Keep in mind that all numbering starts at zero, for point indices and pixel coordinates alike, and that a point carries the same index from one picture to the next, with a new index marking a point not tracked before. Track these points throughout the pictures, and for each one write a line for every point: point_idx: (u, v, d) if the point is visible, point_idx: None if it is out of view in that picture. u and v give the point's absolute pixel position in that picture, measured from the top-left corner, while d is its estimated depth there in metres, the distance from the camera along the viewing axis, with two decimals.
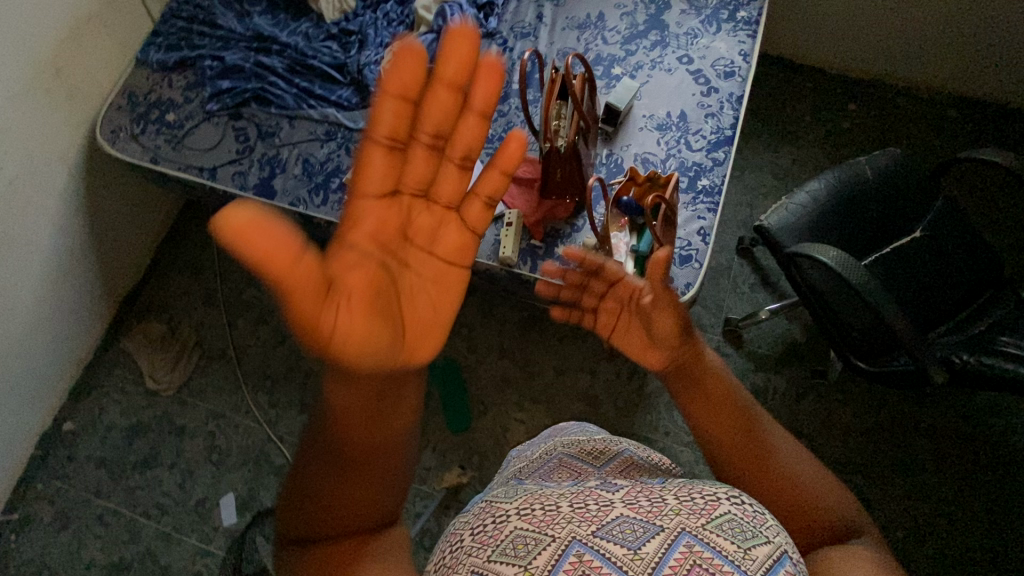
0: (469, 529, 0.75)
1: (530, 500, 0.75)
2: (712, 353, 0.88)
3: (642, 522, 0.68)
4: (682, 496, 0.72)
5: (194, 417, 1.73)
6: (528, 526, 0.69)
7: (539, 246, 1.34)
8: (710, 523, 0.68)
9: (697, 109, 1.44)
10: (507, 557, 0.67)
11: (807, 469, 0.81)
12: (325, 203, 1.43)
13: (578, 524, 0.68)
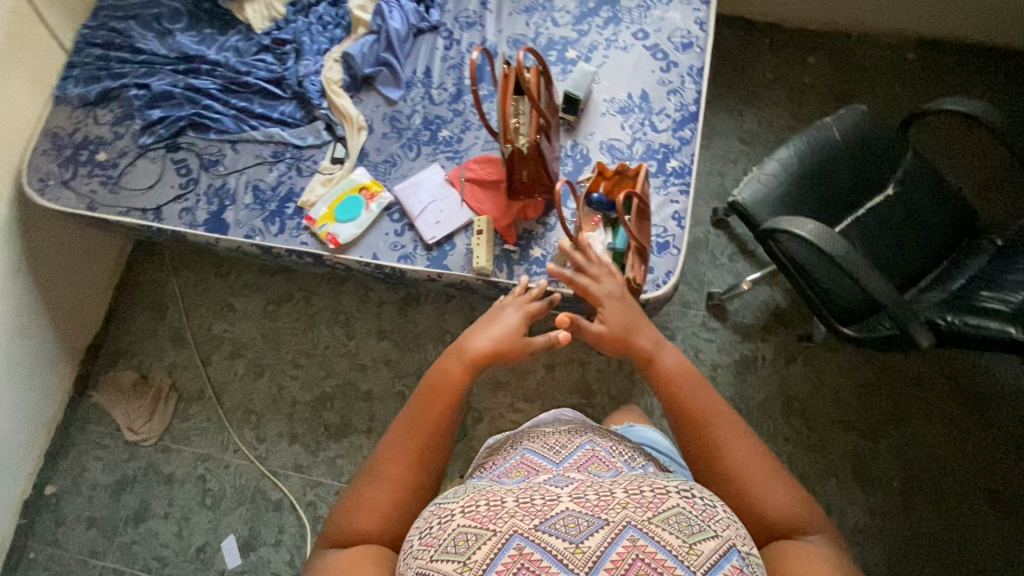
0: (417, 531, 0.73)
1: (476, 498, 0.72)
2: (676, 357, 0.89)
3: (588, 515, 0.65)
4: (630, 488, 0.69)
5: (181, 463, 1.67)
6: (471, 523, 0.67)
7: (513, 250, 1.29)
8: (656, 517, 0.65)
9: (659, 87, 1.39)
10: (449, 555, 0.65)
11: (767, 476, 0.75)
12: (282, 230, 1.35)
13: (521, 519, 0.66)
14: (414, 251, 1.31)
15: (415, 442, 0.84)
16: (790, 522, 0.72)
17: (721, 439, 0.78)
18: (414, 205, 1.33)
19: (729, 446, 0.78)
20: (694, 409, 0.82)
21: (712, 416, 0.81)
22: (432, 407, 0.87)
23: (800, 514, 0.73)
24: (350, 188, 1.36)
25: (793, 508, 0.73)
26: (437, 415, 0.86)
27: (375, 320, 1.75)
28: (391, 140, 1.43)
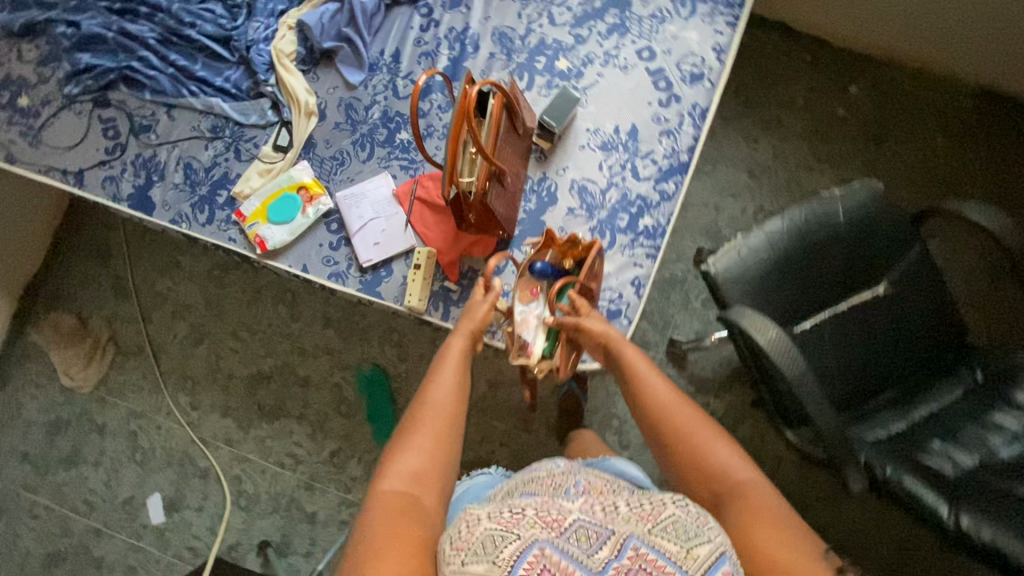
0: (446, 537, 0.69)
1: (499, 504, 0.70)
2: (634, 349, 0.97)
3: (596, 526, 0.65)
4: (632, 501, 0.70)
5: (115, 416, 1.68)
6: (497, 526, 0.65)
7: (453, 289, 1.18)
8: (657, 527, 0.65)
9: (653, 123, 1.20)
10: (476, 558, 0.63)
11: (715, 442, 0.82)
12: (211, 221, 1.23)
13: (538, 527, 0.64)
14: (347, 270, 1.20)
15: (441, 403, 0.88)
16: (737, 480, 0.77)
17: (672, 413, 0.87)
18: (353, 219, 1.21)
19: (680, 419, 0.86)
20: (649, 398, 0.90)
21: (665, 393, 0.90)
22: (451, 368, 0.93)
23: (745, 474, 0.78)
24: (288, 185, 1.23)
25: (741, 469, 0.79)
26: (454, 378, 0.92)
27: (322, 307, 1.69)
28: (343, 132, 1.26)
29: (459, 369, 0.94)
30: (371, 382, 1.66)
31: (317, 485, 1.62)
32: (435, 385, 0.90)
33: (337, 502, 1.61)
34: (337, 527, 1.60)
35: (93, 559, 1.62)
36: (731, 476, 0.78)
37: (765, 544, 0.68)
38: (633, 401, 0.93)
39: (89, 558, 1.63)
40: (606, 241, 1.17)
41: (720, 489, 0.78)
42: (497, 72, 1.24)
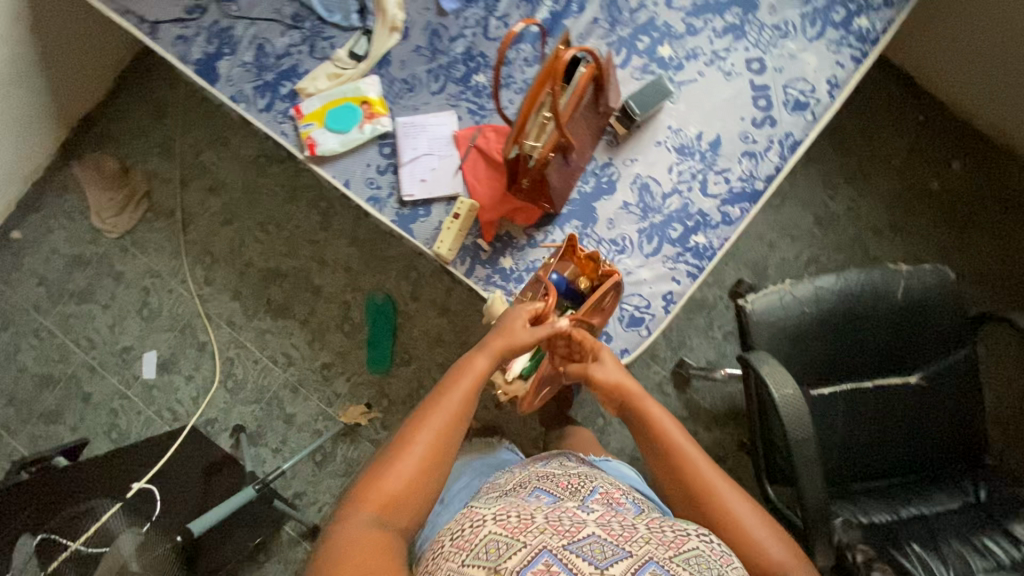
0: (448, 535, 0.77)
1: (507, 509, 0.77)
2: (660, 407, 0.94)
3: (613, 544, 0.69)
4: (652, 528, 0.74)
5: (133, 268, 1.73)
6: (500, 532, 0.72)
7: (484, 247, 1.15)
8: (678, 557, 0.68)
9: (740, 141, 1.12)
10: (478, 559, 0.69)
11: (756, 527, 0.80)
12: (269, 110, 1.21)
13: (549, 537, 0.69)
14: (387, 198, 1.18)
15: (440, 424, 0.84)
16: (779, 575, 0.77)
17: (710, 494, 0.83)
18: (407, 149, 1.17)
19: (719, 499, 0.83)
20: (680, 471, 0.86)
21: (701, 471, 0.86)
22: (461, 391, 0.88)
23: (789, 565, 0.78)
24: (352, 97, 1.20)
25: (783, 558, 0.78)
26: (462, 398, 0.87)
27: (352, 225, 1.70)
28: (421, 58, 1.21)
29: (469, 389, 0.89)
30: (379, 311, 1.67)
31: (302, 389, 1.67)
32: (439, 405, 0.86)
33: (317, 411, 1.66)
34: (310, 434, 1.65)
35: (81, 393, 1.71)
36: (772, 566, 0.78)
37: None
38: (663, 467, 0.88)
39: (78, 390, 1.71)
40: (652, 246, 1.12)
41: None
42: (595, 40, 1.17)
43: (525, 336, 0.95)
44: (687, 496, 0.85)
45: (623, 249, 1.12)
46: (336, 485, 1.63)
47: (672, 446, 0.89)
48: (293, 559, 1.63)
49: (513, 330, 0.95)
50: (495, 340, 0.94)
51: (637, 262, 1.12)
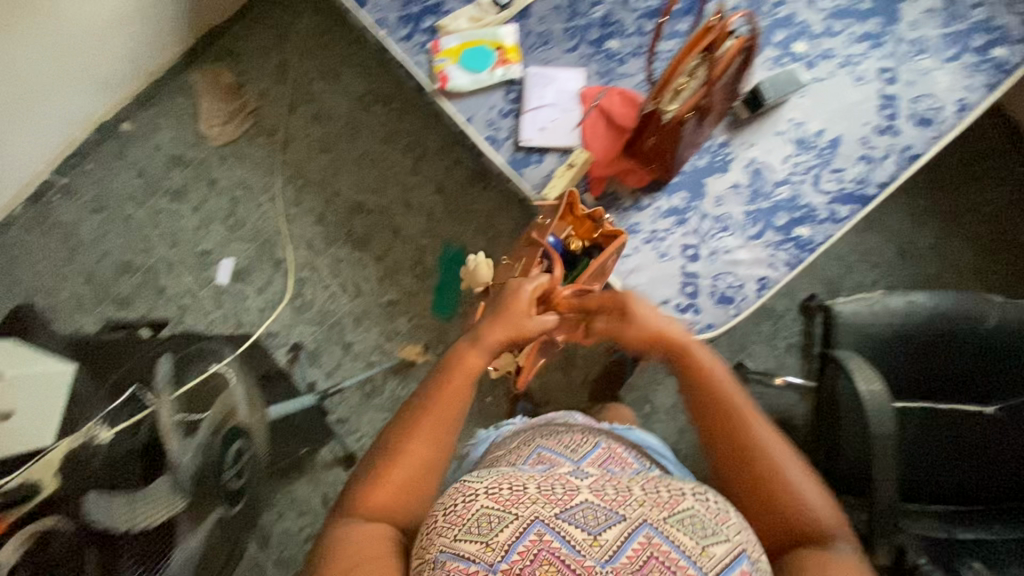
0: (440, 507, 0.73)
1: (499, 479, 0.74)
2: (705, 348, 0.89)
3: (606, 509, 0.69)
4: (647, 487, 0.72)
5: (228, 177, 1.81)
6: (494, 505, 0.69)
7: (589, 203, 1.18)
8: (672, 518, 0.68)
9: (858, 145, 1.14)
10: (472, 536, 0.67)
11: (798, 476, 0.78)
12: (408, 39, 1.27)
13: (542, 506, 0.68)
14: (503, 140, 1.22)
15: (430, 423, 0.85)
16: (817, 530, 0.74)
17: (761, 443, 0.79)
18: (533, 97, 1.21)
19: (768, 448, 0.79)
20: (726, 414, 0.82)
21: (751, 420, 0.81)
22: (454, 387, 0.87)
23: (833, 524, 0.75)
24: (490, 41, 1.24)
25: (828, 517, 0.75)
26: (453, 399, 0.86)
27: (441, 176, 1.77)
28: (559, 16, 1.25)
29: (462, 387, 0.88)
30: (452, 261, 1.72)
31: (364, 321, 1.72)
32: (431, 407, 0.85)
33: (375, 344, 1.70)
34: (363, 365, 1.69)
35: (156, 284, 1.78)
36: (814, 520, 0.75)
37: None
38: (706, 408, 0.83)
39: (154, 282, 1.78)
40: (755, 229, 1.14)
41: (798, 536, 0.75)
42: None
43: (530, 320, 0.92)
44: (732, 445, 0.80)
45: (726, 228, 1.15)
46: (379, 419, 1.67)
47: (720, 392, 0.84)
48: (324, 482, 1.65)
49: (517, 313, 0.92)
50: (497, 330, 0.91)
51: (738, 242, 1.14)
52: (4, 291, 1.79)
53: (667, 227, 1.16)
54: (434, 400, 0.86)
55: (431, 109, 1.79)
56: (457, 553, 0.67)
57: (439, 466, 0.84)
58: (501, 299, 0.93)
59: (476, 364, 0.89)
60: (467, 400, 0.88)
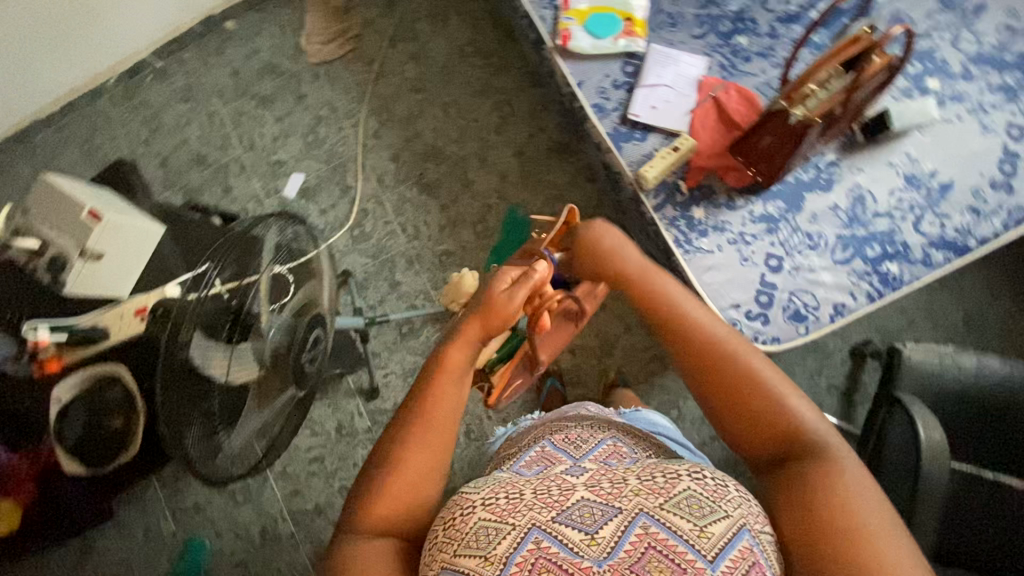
0: (438, 522, 0.67)
1: (495, 487, 0.68)
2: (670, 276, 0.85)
3: (602, 504, 0.63)
4: (643, 475, 0.66)
5: (316, 95, 1.83)
6: (489, 516, 0.63)
7: (682, 191, 1.17)
8: (669, 503, 0.61)
9: (968, 194, 1.12)
10: (468, 549, 0.61)
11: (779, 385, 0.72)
12: None
13: (537, 511, 0.62)
14: (610, 110, 1.21)
15: (431, 433, 0.76)
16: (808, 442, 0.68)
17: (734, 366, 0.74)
18: (651, 74, 1.20)
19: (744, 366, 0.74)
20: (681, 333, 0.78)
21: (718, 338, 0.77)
22: (449, 395, 0.78)
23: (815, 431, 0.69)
24: (619, 10, 1.23)
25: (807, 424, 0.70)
26: (450, 405, 0.77)
27: (523, 140, 1.75)
28: (694, 2, 1.24)
29: (453, 389, 0.78)
30: (515, 225, 1.71)
31: (416, 264, 1.73)
32: (422, 413, 0.76)
33: (421, 288, 1.72)
34: (406, 306, 1.71)
35: (224, 182, 1.80)
36: (802, 430, 0.69)
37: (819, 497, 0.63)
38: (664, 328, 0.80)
39: (222, 179, 1.81)
40: (844, 255, 1.12)
41: (780, 452, 0.70)
42: None
43: (516, 312, 0.81)
44: (702, 380, 0.75)
45: (814, 246, 1.13)
46: (409, 360, 1.71)
47: (676, 313, 0.80)
48: (342, 408, 1.73)
49: (506, 307, 0.81)
50: (475, 327, 0.80)
51: (823, 263, 1.12)
52: (82, 155, 1.83)
53: (755, 233, 1.14)
54: (425, 409, 0.76)
55: (529, 72, 1.78)
56: (458, 570, 0.60)
57: (444, 470, 0.76)
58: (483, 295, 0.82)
59: (461, 358, 0.80)
60: (462, 403, 0.78)
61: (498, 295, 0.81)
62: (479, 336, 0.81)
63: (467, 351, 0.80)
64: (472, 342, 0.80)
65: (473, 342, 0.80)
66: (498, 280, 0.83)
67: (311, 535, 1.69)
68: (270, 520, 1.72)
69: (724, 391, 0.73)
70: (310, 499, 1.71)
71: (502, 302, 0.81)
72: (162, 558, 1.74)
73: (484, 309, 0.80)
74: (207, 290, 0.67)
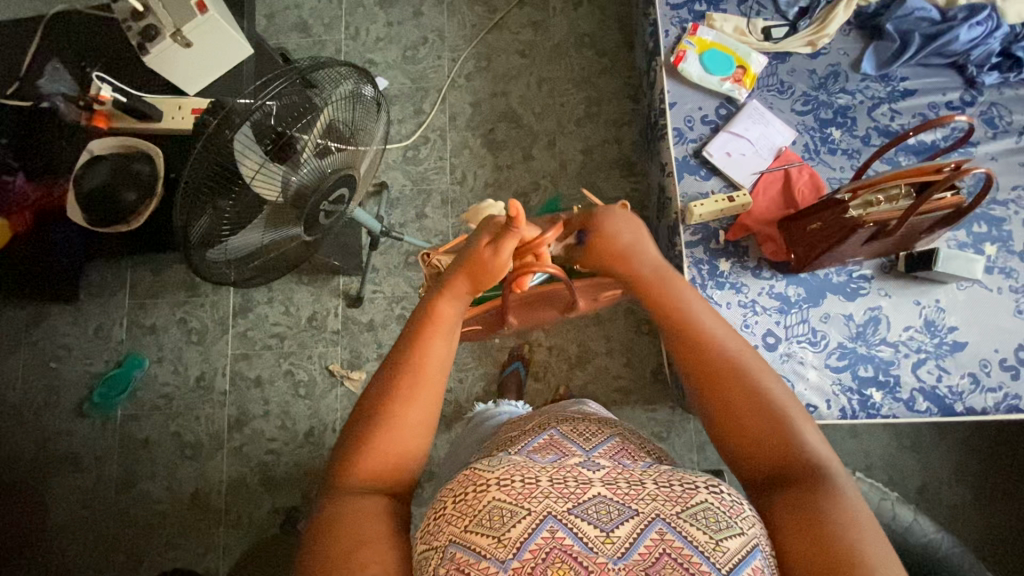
0: (450, 493, 0.65)
1: (512, 468, 0.64)
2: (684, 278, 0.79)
3: (618, 504, 0.60)
4: (659, 479, 0.63)
5: (433, 18, 1.88)
6: (505, 498, 0.60)
7: (718, 240, 1.20)
8: (687, 512, 0.59)
9: (975, 362, 1.12)
10: (482, 528, 0.59)
11: (773, 388, 0.68)
12: (674, 8, 1.31)
13: (554, 500, 0.59)
14: (688, 138, 1.24)
15: (419, 388, 0.72)
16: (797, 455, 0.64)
17: (721, 359, 0.69)
18: (739, 124, 1.23)
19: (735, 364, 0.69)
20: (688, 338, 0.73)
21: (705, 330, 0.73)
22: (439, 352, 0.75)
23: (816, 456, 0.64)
24: (738, 55, 1.26)
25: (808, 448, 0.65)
26: (440, 361, 0.74)
27: (595, 141, 1.78)
28: (808, 80, 1.26)
29: (441, 344, 0.76)
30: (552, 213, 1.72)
31: (449, 206, 1.76)
32: (414, 369, 0.73)
33: (443, 229, 1.75)
34: (422, 238, 1.74)
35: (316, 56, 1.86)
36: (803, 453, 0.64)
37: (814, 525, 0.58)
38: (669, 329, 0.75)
39: (315, 53, 1.86)
40: (838, 363, 1.14)
41: (781, 472, 0.65)
42: None
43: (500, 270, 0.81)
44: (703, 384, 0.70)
45: (814, 343, 1.14)
46: (402, 287, 1.75)
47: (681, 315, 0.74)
48: (322, 302, 1.76)
49: (490, 258, 0.79)
50: (460, 279, 0.79)
51: (815, 361, 1.14)
52: None
53: (767, 306, 1.16)
54: (416, 365, 0.73)
55: (630, 84, 1.80)
56: (468, 547, 0.58)
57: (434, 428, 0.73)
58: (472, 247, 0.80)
59: (451, 311, 0.78)
60: (451, 354, 0.76)
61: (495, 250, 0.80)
62: (465, 284, 0.80)
63: (457, 304, 0.79)
64: (460, 283, 0.80)
65: (464, 286, 0.80)
66: (479, 238, 0.81)
67: (239, 400, 1.73)
68: (210, 370, 1.75)
69: (724, 400, 0.68)
70: (254, 368, 1.74)
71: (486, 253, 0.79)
72: (101, 357, 1.78)
73: (477, 263, 0.79)
74: (264, 100, 0.71)
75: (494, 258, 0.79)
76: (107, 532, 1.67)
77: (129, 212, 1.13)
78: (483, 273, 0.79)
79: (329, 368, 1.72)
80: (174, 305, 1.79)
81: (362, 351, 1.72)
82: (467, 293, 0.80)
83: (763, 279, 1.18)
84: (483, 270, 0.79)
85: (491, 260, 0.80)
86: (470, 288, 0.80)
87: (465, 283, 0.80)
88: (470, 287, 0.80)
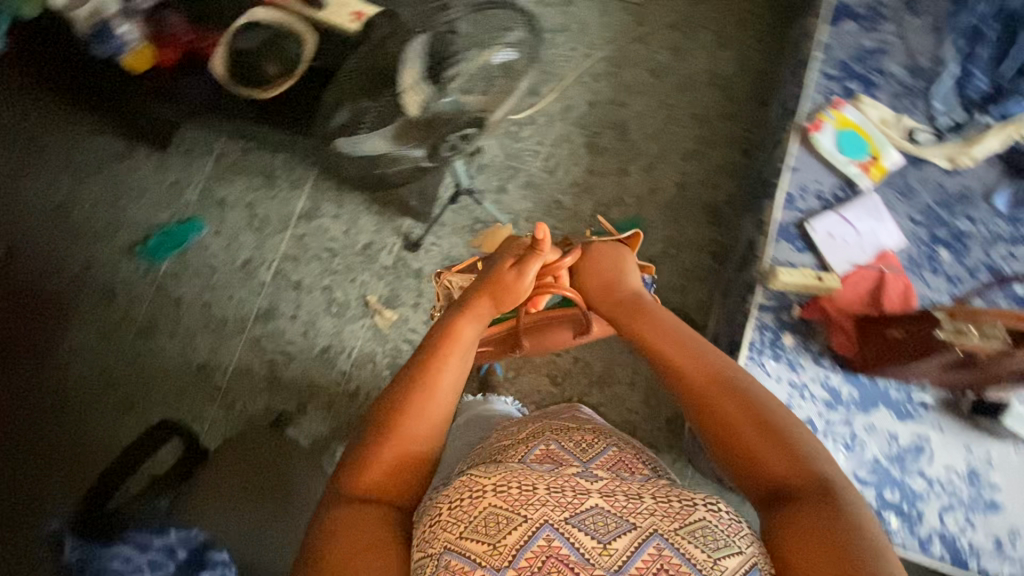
0: (448, 500, 0.70)
1: (509, 475, 0.70)
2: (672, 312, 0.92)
3: (615, 516, 0.64)
4: (657, 494, 0.67)
5: (581, 11, 1.89)
6: (501, 506, 0.65)
7: (790, 313, 1.18)
8: (684, 530, 0.63)
9: (1005, 528, 1.07)
10: (477, 534, 0.64)
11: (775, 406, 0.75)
12: (827, 78, 1.30)
13: (551, 509, 0.64)
14: (795, 207, 1.22)
15: (422, 399, 0.79)
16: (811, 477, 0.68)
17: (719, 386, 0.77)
18: (852, 210, 1.20)
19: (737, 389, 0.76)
20: (684, 366, 0.82)
21: (711, 361, 0.80)
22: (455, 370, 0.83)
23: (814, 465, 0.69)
24: (875, 144, 1.24)
25: (807, 460, 0.70)
26: (452, 375, 0.83)
27: (694, 178, 1.75)
28: (935, 193, 1.23)
29: (455, 362, 0.84)
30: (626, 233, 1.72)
31: (531, 190, 1.77)
32: (429, 386, 0.81)
33: (518, 209, 1.76)
34: (496, 211, 1.76)
35: None
36: (808, 470, 0.69)
37: (819, 531, 0.62)
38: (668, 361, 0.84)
39: None
40: (866, 475, 1.10)
41: (785, 488, 0.69)
42: None
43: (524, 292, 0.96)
44: (703, 414, 0.77)
45: (849, 447, 1.11)
46: (460, 248, 1.76)
47: (679, 352, 0.84)
48: (382, 235, 1.79)
49: (510, 281, 0.94)
50: (484, 300, 0.94)
51: (844, 466, 1.10)
52: None
53: (815, 394, 1.13)
54: (428, 382, 0.81)
55: (749, 135, 1.76)
56: (463, 554, 0.63)
57: (442, 437, 0.80)
58: (494, 272, 0.96)
59: (468, 334, 0.89)
60: (463, 373, 0.85)
61: (511, 277, 0.95)
62: (486, 301, 0.94)
63: (475, 324, 0.91)
64: (479, 300, 0.94)
65: (483, 302, 0.94)
66: (505, 262, 0.96)
67: (274, 295, 1.77)
68: (257, 259, 1.80)
69: (722, 425, 0.75)
70: (297, 272, 1.78)
71: (507, 275, 0.95)
72: (166, 211, 1.85)
73: (499, 286, 0.95)
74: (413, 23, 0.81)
75: (516, 282, 0.94)
76: (114, 369, 1.73)
77: (267, 81, 1.34)
78: (498, 297, 0.95)
79: (366, 297, 1.75)
80: (247, 188, 1.85)
81: (401, 293, 1.75)
82: (488, 310, 0.94)
83: (822, 367, 1.15)
84: (499, 295, 0.95)
85: (511, 281, 0.94)
86: (488, 304, 0.94)
87: (484, 300, 0.94)
88: (490, 305, 0.94)
